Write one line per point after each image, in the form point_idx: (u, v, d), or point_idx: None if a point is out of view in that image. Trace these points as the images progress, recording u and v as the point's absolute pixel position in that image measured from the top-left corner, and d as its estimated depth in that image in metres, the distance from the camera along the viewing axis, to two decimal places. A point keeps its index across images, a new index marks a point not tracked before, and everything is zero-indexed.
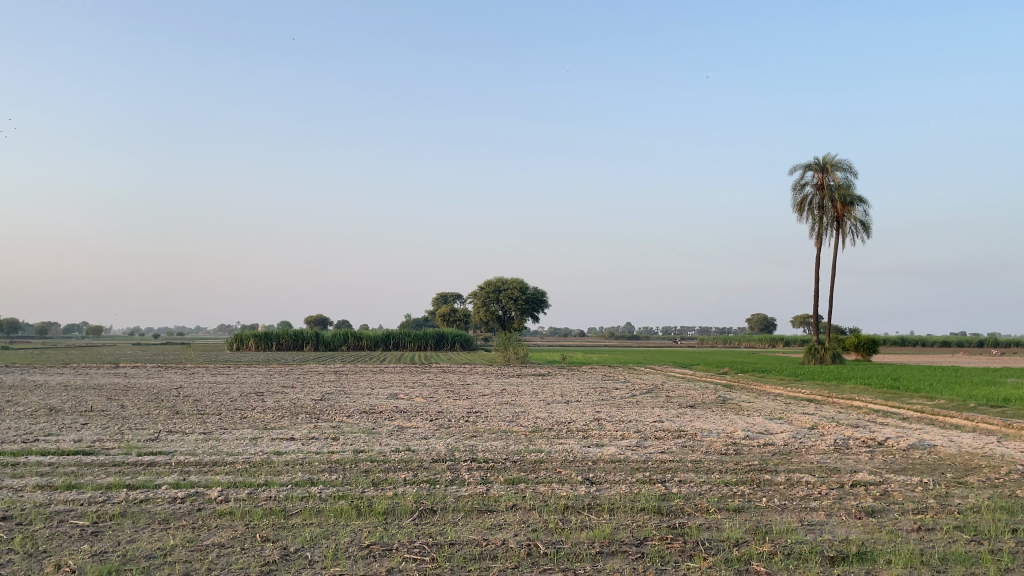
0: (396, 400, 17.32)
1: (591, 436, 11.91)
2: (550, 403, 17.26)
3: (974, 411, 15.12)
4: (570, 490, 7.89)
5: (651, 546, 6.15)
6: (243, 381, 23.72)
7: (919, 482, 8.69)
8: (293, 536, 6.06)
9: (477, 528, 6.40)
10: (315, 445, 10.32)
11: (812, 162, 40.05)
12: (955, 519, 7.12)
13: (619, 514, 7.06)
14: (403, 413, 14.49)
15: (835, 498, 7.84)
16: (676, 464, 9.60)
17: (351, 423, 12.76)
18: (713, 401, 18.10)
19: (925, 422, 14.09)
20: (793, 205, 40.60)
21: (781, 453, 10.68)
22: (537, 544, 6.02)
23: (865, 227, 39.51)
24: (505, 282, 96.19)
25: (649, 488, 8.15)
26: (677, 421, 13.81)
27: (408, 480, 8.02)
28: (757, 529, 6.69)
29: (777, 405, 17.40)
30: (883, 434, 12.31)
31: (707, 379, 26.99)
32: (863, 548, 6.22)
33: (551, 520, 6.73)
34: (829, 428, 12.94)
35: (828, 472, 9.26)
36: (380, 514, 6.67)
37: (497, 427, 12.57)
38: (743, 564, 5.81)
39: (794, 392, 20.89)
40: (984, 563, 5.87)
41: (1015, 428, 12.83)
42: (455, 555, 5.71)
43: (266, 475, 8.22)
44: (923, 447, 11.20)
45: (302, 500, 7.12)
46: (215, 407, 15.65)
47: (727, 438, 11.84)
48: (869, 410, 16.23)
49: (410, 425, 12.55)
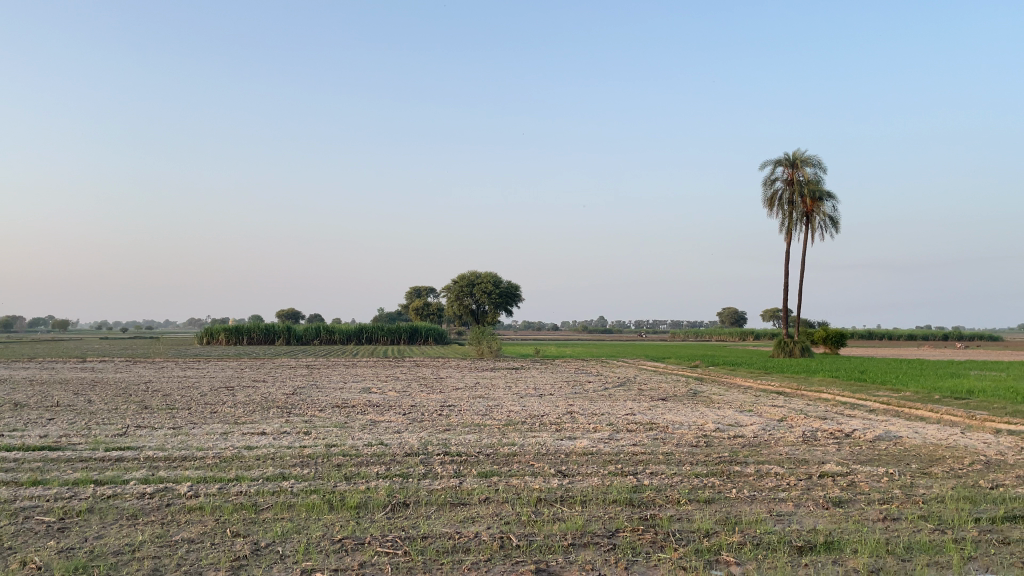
0: (368, 394, 17.25)
1: (563, 430, 11.95)
2: (524, 396, 17.29)
3: (939, 402, 15.39)
4: (542, 483, 7.91)
5: (624, 538, 6.20)
6: (213, 375, 23.35)
7: (884, 472, 8.86)
8: (265, 530, 6.02)
9: (450, 521, 6.40)
10: (286, 440, 10.24)
11: (783, 158, 40.41)
12: (919, 509, 7.26)
13: (591, 506, 7.13)
14: (376, 407, 14.40)
15: (803, 489, 7.98)
16: (647, 457, 9.66)
17: (323, 417, 12.69)
18: (684, 394, 18.23)
19: (890, 414, 14.37)
20: (762, 199, 40.98)
21: (751, 444, 10.82)
22: (510, 537, 6.03)
23: (834, 223, 40.03)
24: (479, 275, 96.14)
25: (621, 481, 8.21)
26: (648, 414, 13.88)
27: (381, 474, 7.99)
28: (727, 520, 6.78)
29: (748, 397, 17.58)
30: (850, 426, 12.52)
31: (679, 373, 27.22)
32: (830, 537, 6.34)
33: (523, 513, 6.76)
34: (798, 420, 13.14)
35: (796, 463, 9.40)
36: (353, 508, 6.66)
37: (471, 420, 12.58)
38: (713, 554, 5.89)
39: (763, 385, 21.16)
40: (948, 552, 6.00)
41: (978, 419, 13.11)
42: (428, 548, 5.72)
43: (236, 470, 8.13)
44: (888, 438, 11.40)
45: (273, 495, 7.07)
46: (184, 401, 15.41)
47: (699, 431, 11.91)
48: (837, 402, 16.49)
49: (383, 419, 12.50)
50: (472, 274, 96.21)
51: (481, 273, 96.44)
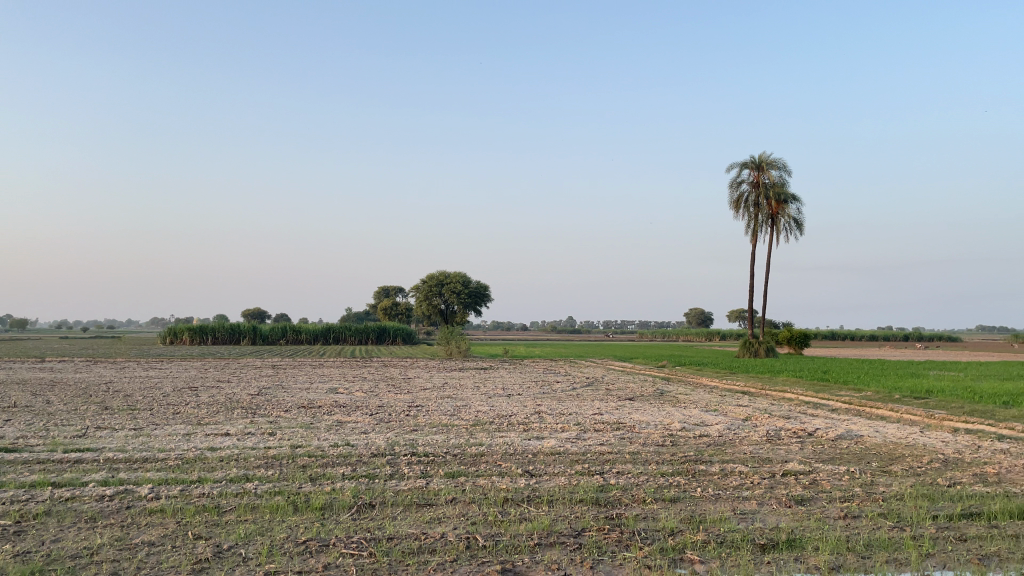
0: (335, 394, 17.15)
1: (531, 430, 11.97)
2: (493, 396, 17.29)
3: (899, 402, 15.68)
4: (509, 484, 7.91)
5: (589, 537, 6.24)
6: (177, 375, 23.02)
7: (846, 471, 9.02)
8: (227, 533, 5.95)
9: (416, 522, 6.38)
10: (250, 441, 10.13)
11: (749, 161, 40.89)
12: (878, 507, 7.40)
13: (558, 506, 7.14)
14: (343, 408, 14.29)
15: (765, 488, 8.08)
16: (614, 457, 9.72)
17: (288, 418, 12.57)
18: (651, 394, 18.37)
19: (852, 413, 14.61)
20: (729, 201, 41.41)
21: (716, 444, 10.94)
22: (476, 538, 6.03)
23: (799, 225, 40.63)
24: (448, 275, 95.87)
25: (588, 480, 8.25)
26: (616, 414, 13.96)
27: (346, 475, 7.94)
28: (692, 519, 6.85)
29: (714, 397, 17.78)
30: (813, 425, 12.71)
31: (647, 373, 27.43)
32: (792, 535, 6.43)
33: (489, 513, 6.75)
34: (762, 419, 13.31)
35: (760, 461, 9.52)
36: (318, 510, 6.60)
37: (438, 420, 12.56)
38: (677, 553, 5.94)
39: (728, 385, 21.41)
40: (906, 549, 6.12)
41: (937, 418, 13.38)
42: (393, 550, 5.69)
43: (199, 471, 8.04)
44: (850, 437, 11.59)
45: (236, 497, 6.98)
46: (145, 402, 15.13)
47: (665, 431, 12.02)
48: (800, 401, 16.76)
49: (350, 420, 12.42)
50: (441, 274, 95.98)
51: (450, 273, 96.17)
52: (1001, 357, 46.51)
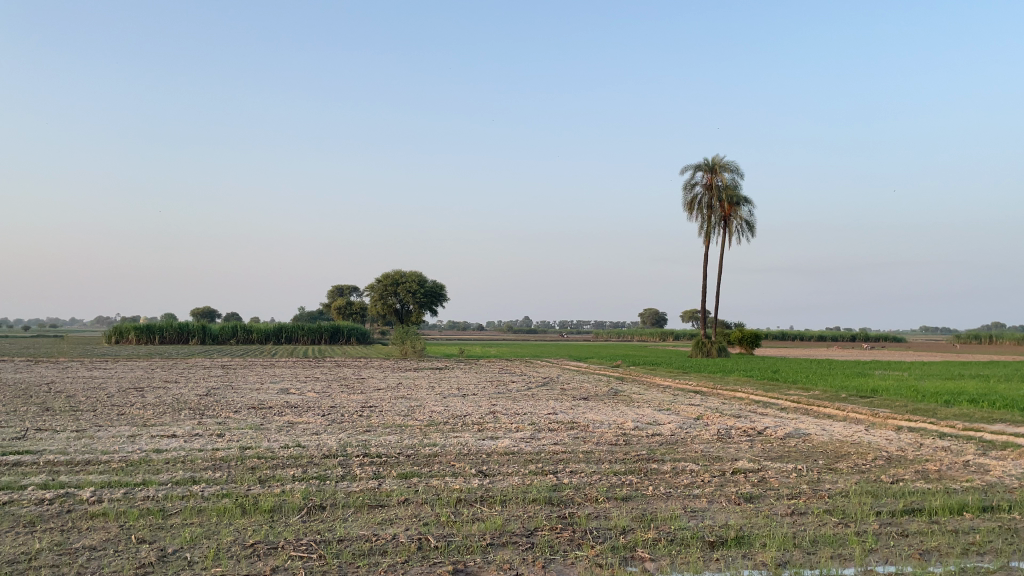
0: (286, 395, 16.90)
1: (485, 429, 11.97)
2: (447, 396, 17.25)
3: (845, 401, 16.05)
4: (463, 484, 7.90)
5: (541, 536, 6.25)
6: (122, 376, 22.47)
7: (793, 468, 9.21)
8: (172, 536, 5.83)
9: (368, 523, 6.33)
10: (198, 442, 9.94)
11: (703, 163, 41.47)
12: (824, 504, 7.56)
13: (511, 506, 7.15)
14: (295, 408, 14.14)
15: (716, 486, 8.20)
16: (568, 456, 9.78)
17: (238, 419, 12.35)
18: (605, 394, 18.50)
19: (800, 411, 14.92)
20: (683, 203, 41.95)
21: (668, 442, 11.07)
22: (428, 539, 6.00)
23: (750, 227, 41.36)
24: (404, 274, 95.31)
25: (541, 480, 8.27)
26: (570, 413, 14.04)
27: (296, 476, 7.84)
28: (643, 517, 6.91)
29: (666, 396, 18.00)
30: (762, 424, 12.95)
31: (601, 373, 27.65)
32: (741, 533, 6.53)
33: (442, 513, 6.73)
34: (713, 418, 13.52)
35: (711, 460, 9.67)
36: (266, 512, 6.50)
37: (392, 421, 12.48)
38: (628, 551, 6.00)
39: (681, 384, 21.69)
40: (851, 544, 6.27)
41: (881, 417, 13.74)
42: (343, 552, 5.63)
43: (144, 474, 7.85)
44: (798, 435, 11.83)
45: (182, 500, 6.83)
46: (89, 403, 14.73)
47: (618, 430, 12.14)
48: (750, 400, 17.07)
49: (302, 421, 12.26)
50: (396, 273, 95.39)
51: (405, 273, 95.62)
52: (941, 356, 48.05)
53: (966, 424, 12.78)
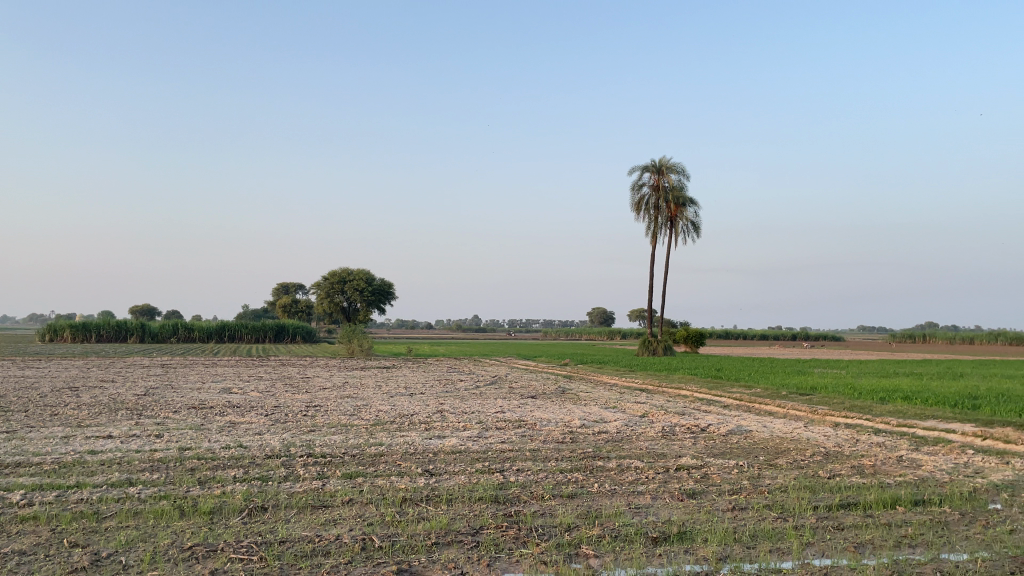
0: (228, 395, 16.55)
1: (432, 429, 11.93)
2: (394, 395, 17.11)
3: (786, 398, 16.44)
4: (409, 483, 7.86)
5: (487, 535, 6.26)
6: (55, 375, 21.76)
7: (734, 464, 9.40)
8: (106, 539, 5.66)
9: (310, 524, 6.25)
10: (135, 443, 9.68)
11: (650, 164, 42.00)
12: (764, 499, 7.73)
13: (457, 505, 7.14)
14: (237, 408, 13.88)
15: (659, 482, 8.32)
16: (514, 454, 9.81)
17: (177, 419, 12.07)
18: (552, 392, 18.59)
19: (742, 409, 15.23)
20: (630, 204, 42.41)
21: (614, 440, 11.18)
22: (372, 539, 5.95)
23: (696, 228, 42.03)
24: (351, 272, 94.35)
25: (488, 478, 8.28)
26: (517, 411, 14.08)
27: (238, 477, 7.70)
28: (588, 514, 6.97)
29: (612, 394, 18.20)
30: (705, 421, 13.17)
31: (549, 371, 27.80)
32: (683, 528, 6.64)
33: (387, 513, 6.68)
34: (658, 416, 13.71)
35: (655, 457, 9.80)
36: (206, 514, 6.37)
37: (337, 420, 12.35)
38: (573, 548, 6.04)
39: (628, 382, 21.95)
40: (788, 538, 6.42)
41: (820, 414, 14.11)
42: (285, 553, 5.55)
43: (78, 476, 7.61)
44: (740, 432, 12.08)
45: (118, 502, 6.65)
46: (19, 403, 14.20)
47: (565, 428, 12.22)
48: (694, 398, 17.36)
49: (244, 421, 12.04)
50: (344, 271, 94.36)
51: (353, 271, 94.67)
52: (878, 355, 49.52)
53: (899, 420, 13.21)
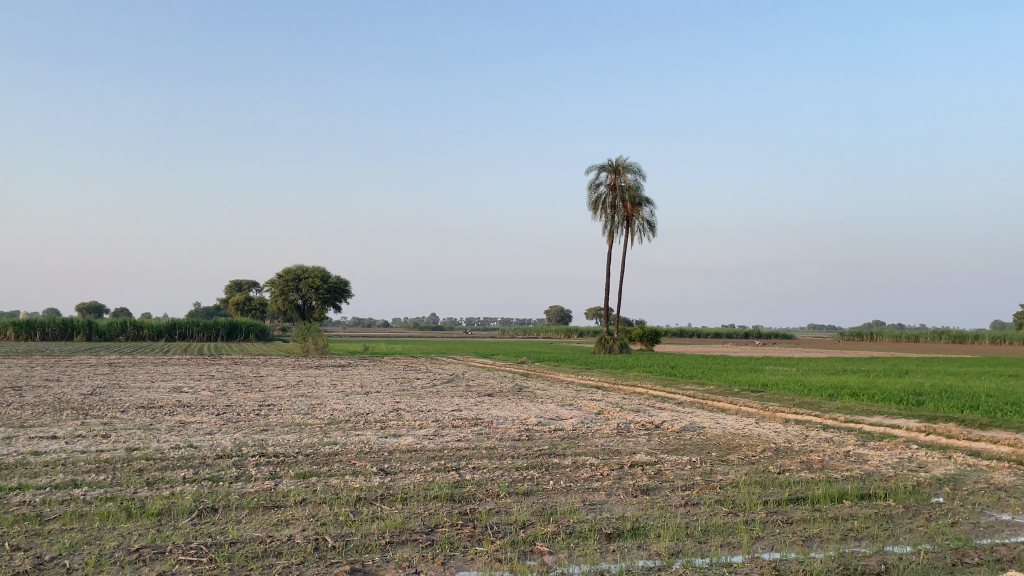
0: (178, 394, 16.22)
1: (388, 427, 11.86)
2: (348, 394, 16.95)
3: (738, 395, 16.72)
4: (363, 482, 7.81)
5: (442, 533, 6.25)
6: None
7: (687, 460, 9.52)
8: (49, 543, 5.51)
9: (262, 525, 6.16)
10: (81, 444, 9.45)
11: (607, 164, 42.33)
12: (716, 494, 7.85)
13: (412, 503, 7.12)
14: (187, 407, 13.60)
15: (614, 479, 8.39)
16: (470, 452, 9.80)
17: (125, 419, 11.80)
18: (509, 390, 18.63)
19: (696, 406, 15.45)
20: (588, 203, 42.68)
21: (570, 437, 11.25)
22: (324, 539, 5.90)
23: (652, 227, 42.48)
24: (306, 270, 93.30)
25: (443, 477, 8.26)
26: (474, 410, 14.08)
27: (188, 478, 7.57)
28: (543, 511, 7.00)
29: (569, 392, 18.31)
30: (660, 418, 13.33)
31: (506, 369, 27.83)
32: (637, 524, 6.71)
33: (340, 513, 6.63)
34: (614, 413, 13.83)
35: (610, 454, 9.88)
36: (154, 516, 6.25)
37: (290, 420, 12.20)
38: (527, 545, 6.07)
39: (584, 380, 22.08)
40: (739, 533, 6.54)
41: (770, 410, 14.39)
42: (235, 554, 5.47)
43: (20, 478, 7.39)
44: (693, 429, 12.25)
45: (62, 504, 6.48)
46: None
47: (521, 425, 12.26)
48: (649, 395, 17.54)
49: (195, 421, 11.81)
50: (298, 269, 93.24)
51: (308, 268, 93.60)
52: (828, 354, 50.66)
53: (847, 416, 13.55)
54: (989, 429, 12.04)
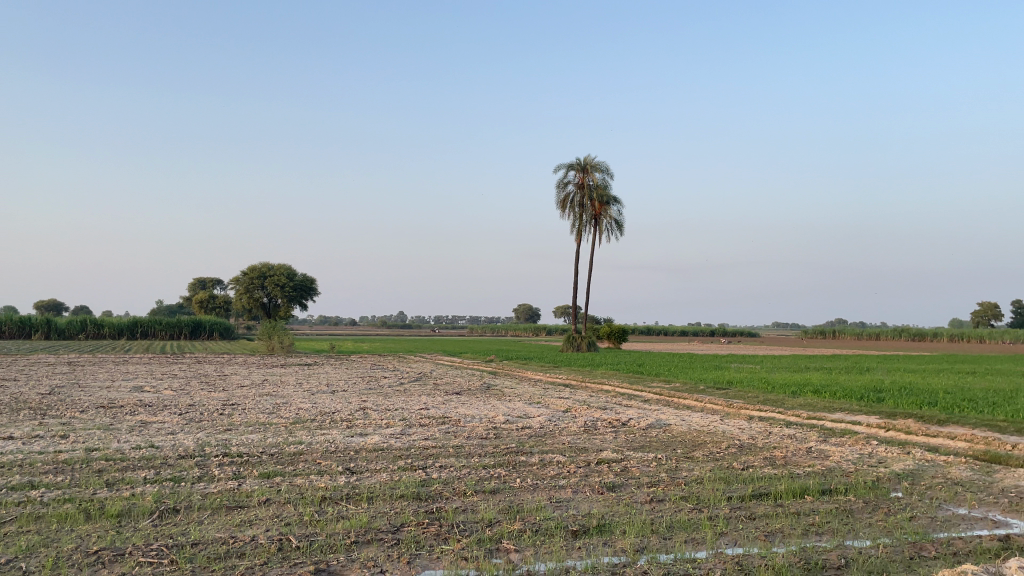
0: (139, 394, 15.95)
1: (354, 426, 11.78)
2: (314, 393, 16.81)
3: (704, 393, 16.90)
4: (329, 482, 7.75)
5: (408, 532, 6.23)
6: None
7: (653, 457, 9.60)
8: (4, 546, 5.39)
9: (225, 526, 6.10)
10: (38, 444, 9.25)
11: (575, 163, 42.47)
12: (681, 491, 7.93)
13: (378, 502, 7.08)
14: (148, 407, 13.37)
15: (581, 476, 8.44)
16: (437, 450, 9.78)
17: (84, 419, 11.57)
18: (477, 388, 18.61)
19: (662, 403, 15.58)
20: (556, 201, 42.77)
21: (537, 435, 11.28)
22: (289, 539, 5.85)
23: (619, 226, 42.71)
24: (272, 267, 92.37)
25: (409, 475, 8.23)
26: (441, 408, 14.05)
27: (149, 478, 7.45)
28: (509, 509, 7.02)
29: (536, 390, 18.35)
30: (626, 415, 13.42)
31: (473, 367, 27.78)
32: (603, 521, 6.75)
33: (305, 513, 6.57)
34: (581, 410, 13.90)
35: (577, 451, 9.91)
36: (114, 517, 6.14)
37: (255, 419, 12.06)
38: (493, 543, 6.07)
39: (551, 378, 22.17)
40: (703, 529, 6.61)
41: (735, 407, 14.57)
42: (197, 555, 5.40)
43: None
44: (659, 426, 12.35)
45: (18, 507, 6.34)
46: None
47: (489, 423, 12.27)
48: (616, 393, 17.65)
49: (157, 421, 11.62)
50: (264, 266, 92.24)
51: (274, 266, 92.66)
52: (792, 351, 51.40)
53: (809, 412, 13.77)
54: (947, 425, 12.32)
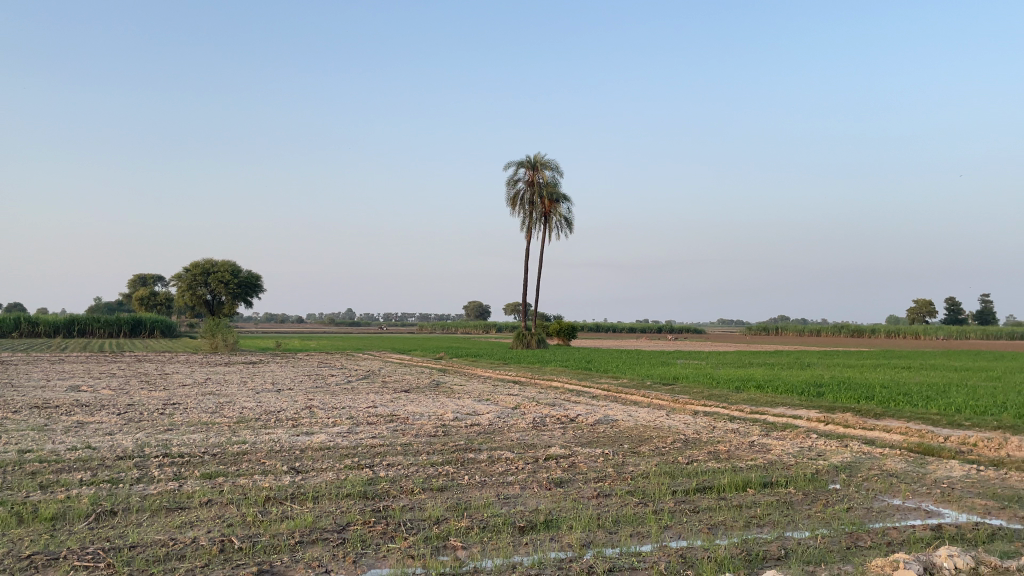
0: (76, 393, 15.50)
1: (300, 425, 11.63)
2: (259, 392, 16.56)
3: (650, 389, 17.13)
4: (273, 481, 7.64)
5: (353, 531, 6.18)
6: None
7: (600, 453, 9.69)
8: None
9: (165, 528, 5.96)
10: None
11: (525, 160, 42.58)
12: (627, 485, 8.03)
13: (324, 502, 7.01)
14: (85, 407, 12.98)
15: (529, 472, 8.48)
16: (384, 449, 9.71)
17: (17, 420, 11.18)
18: (426, 386, 18.56)
19: (610, 399, 15.74)
20: (506, 198, 42.85)
21: (485, 432, 11.30)
22: (231, 540, 5.75)
23: (568, 223, 42.96)
24: (215, 264, 90.54)
25: (356, 474, 8.17)
26: (389, 406, 13.95)
27: (85, 480, 7.25)
28: (457, 506, 7.01)
29: (485, 387, 18.35)
30: (574, 411, 13.52)
31: (422, 364, 27.70)
32: (549, 516, 6.80)
33: (248, 513, 6.47)
34: (530, 407, 13.96)
35: (525, 448, 9.95)
36: (48, 520, 5.96)
37: (198, 418, 11.83)
38: (440, 541, 6.06)
39: (500, 375, 22.19)
40: (648, 523, 6.70)
41: (681, 402, 14.81)
42: (135, 558, 5.28)
43: None
44: (607, 422, 12.48)
45: None
46: None
47: (437, 421, 12.24)
48: (565, 389, 17.76)
49: (95, 421, 11.29)
50: (207, 263, 90.29)
51: (217, 263, 90.85)
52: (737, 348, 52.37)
53: (752, 407, 14.07)
54: (882, 418, 12.71)
